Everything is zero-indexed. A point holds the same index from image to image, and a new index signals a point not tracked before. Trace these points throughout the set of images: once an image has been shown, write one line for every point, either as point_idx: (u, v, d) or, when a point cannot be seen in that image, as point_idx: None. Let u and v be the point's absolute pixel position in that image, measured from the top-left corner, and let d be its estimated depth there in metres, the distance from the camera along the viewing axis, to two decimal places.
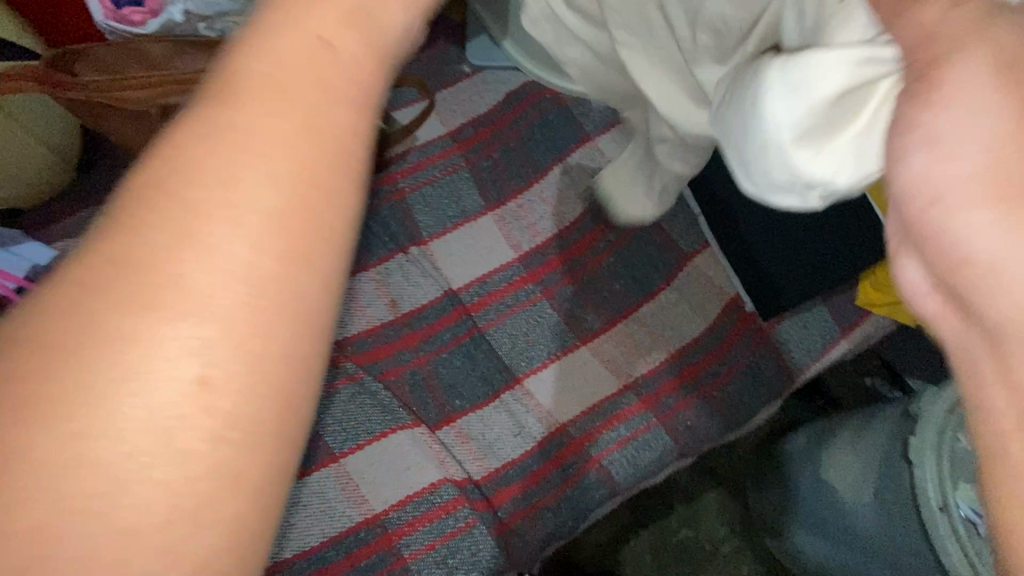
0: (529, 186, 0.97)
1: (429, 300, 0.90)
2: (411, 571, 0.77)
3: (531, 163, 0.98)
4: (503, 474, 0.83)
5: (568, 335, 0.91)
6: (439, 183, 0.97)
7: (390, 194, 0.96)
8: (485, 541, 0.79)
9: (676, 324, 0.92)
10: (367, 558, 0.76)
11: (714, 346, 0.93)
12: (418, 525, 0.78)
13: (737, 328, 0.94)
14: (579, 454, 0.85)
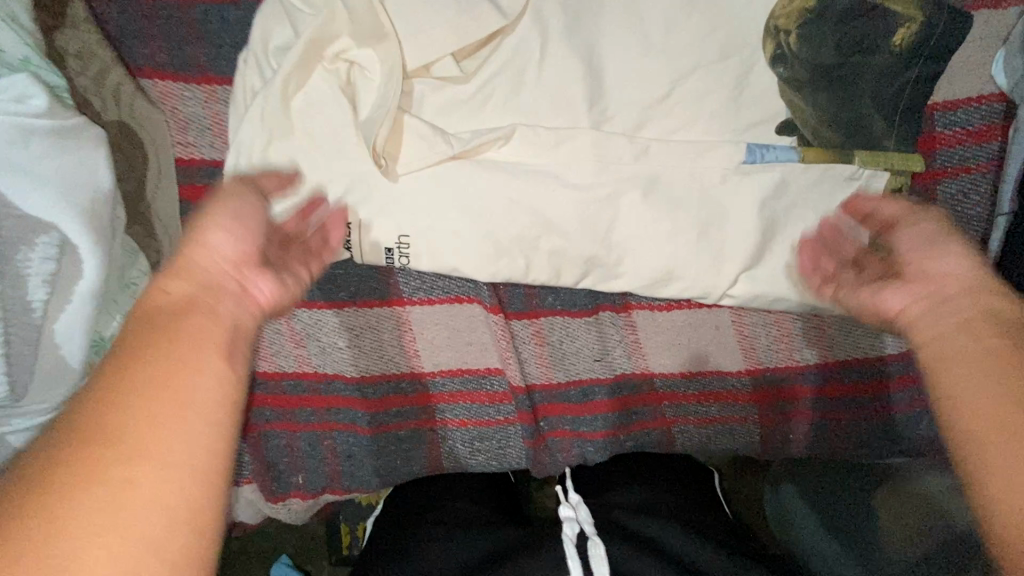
0: (771, 65, 0.61)
1: (570, 163, 0.62)
2: (436, 434, 0.73)
3: (814, 40, 0.60)
4: (562, 391, 0.74)
5: None
6: None
7: None
8: (517, 442, 0.75)
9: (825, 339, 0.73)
10: (399, 429, 0.73)
11: (877, 377, 0.74)
12: (459, 400, 0.73)
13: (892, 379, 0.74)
14: (652, 407, 0.75)
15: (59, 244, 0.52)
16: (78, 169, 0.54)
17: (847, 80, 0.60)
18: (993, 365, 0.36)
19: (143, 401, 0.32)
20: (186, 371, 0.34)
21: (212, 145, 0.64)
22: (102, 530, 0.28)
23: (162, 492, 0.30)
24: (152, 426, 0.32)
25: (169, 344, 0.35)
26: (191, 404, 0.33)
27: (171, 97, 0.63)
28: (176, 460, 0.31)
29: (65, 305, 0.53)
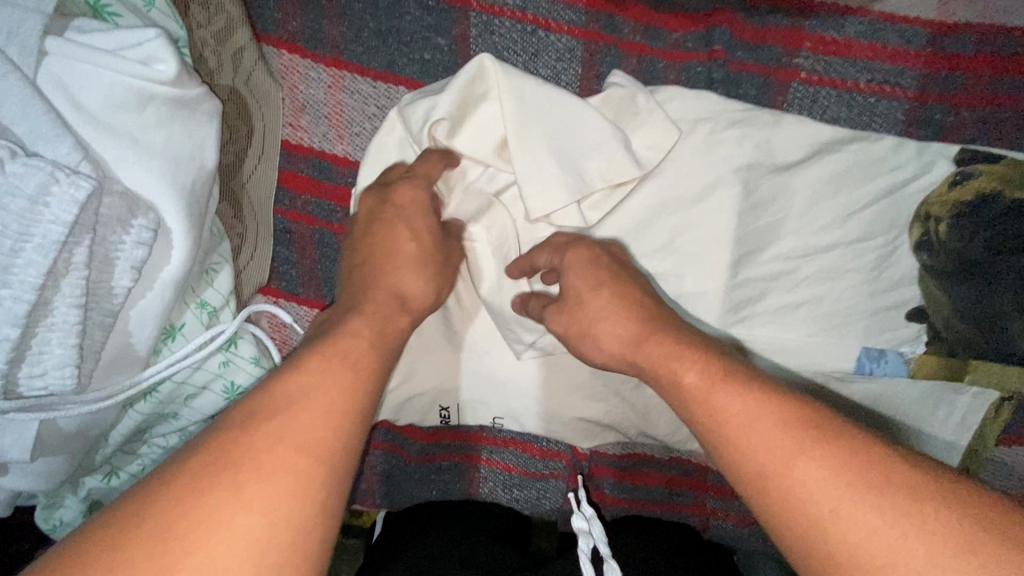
0: (914, 246, 0.58)
1: (694, 258, 0.59)
2: (478, 471, 0.72)
3: (969, 223, 0.56)
4: (615, 461, 0.72)
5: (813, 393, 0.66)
6: (849, 99, 0.56)
7: (776, 61, 0.56)
8: (555, 497, 0.73)
9: None
10: (444, 460, 0.70)
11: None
12: (510, 446, 0.70)
13: None
14: (696, 493, 0.74)
15: (154, 227, 0.45)
16: (185, 141, 0.47)
17: (993, 273, 0.57)
18: (817, 475, 0.35)
19: (323, 359, 0.39)
20: (328, 383, 0.37)
21: (325, 136, 0.57)
22: (240, 473, 0.31)
23: (320, 408, 0.35)
24: (294, 402, 0.35)
25: (341, 356, 0.39)
26: (338, 402, 0.36)
27: (293, 73, 0.56)
28: (309, 437, 0.34)
29: (145, 293, 0.48)
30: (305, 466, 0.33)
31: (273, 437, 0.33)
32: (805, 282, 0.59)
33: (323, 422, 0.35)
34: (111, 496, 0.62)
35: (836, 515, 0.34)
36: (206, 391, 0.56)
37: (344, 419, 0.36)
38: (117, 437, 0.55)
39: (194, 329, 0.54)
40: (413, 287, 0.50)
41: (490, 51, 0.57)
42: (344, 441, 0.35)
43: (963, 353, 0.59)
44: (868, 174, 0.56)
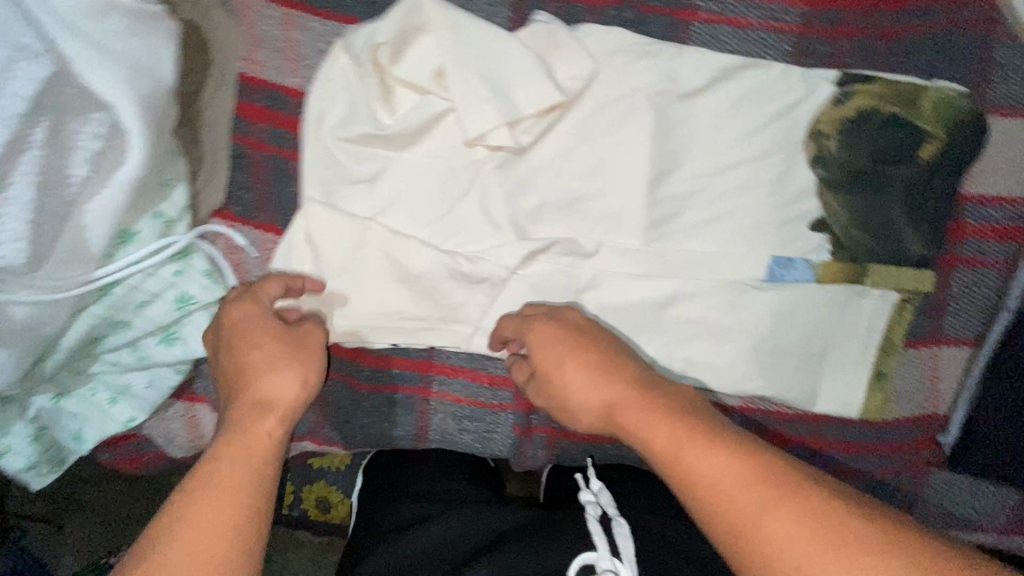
0: (810, 163, 0.65)
1: (615, 179, 0.66)
2: (428, 404, 0.73)
3: (854, 139, 0.64)
4: None
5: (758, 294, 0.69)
6: (744, 33, 0.64)
7: (677, 5, 0.64)
8: (504, 429, 0.75)
9: None
10: (395, 391, 0.72)
11: (886, 441, 0.72)
12: (459, 375, 0.73)
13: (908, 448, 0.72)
14: None
15: (111, 124, 0.52)
16: (147, 54, 0.52)
17: (878, 183, 0.64)
18: (746, 499, 0.40)
19: (224, 456, 0.45)
20: (232, 452, 0.45)
21: (278, 69, 0.63)
22: (176, 525, 0.40)
23: (223, 502, 0.42)
24: (224, 476, 0.44)
25: (257, 407, 0.49)
26: (244, 473, 0.44)
27: (250, 12, 0.62)
28: (223, 507, 0.42)
29: (100, 191, 0.51)
30: (220, 535, 0.41)
31: (186, 514, 0.41)
32: (717, 200, 0.66)
33: (236, 488, 0.43)
34: (59, 419, 0.63)
35: (745, 508, 0.40)
36: (157, 300, 0.59)
37: (254, 476, 0.45)
38: (68, 344, 0.58)
39: (147, 237, 0.58)
40: (279, 387, 0.50)
41: None
42: (246, 510, 0.43)
43: (862, 258, 0.66)
44: (763, 97, 0.64)
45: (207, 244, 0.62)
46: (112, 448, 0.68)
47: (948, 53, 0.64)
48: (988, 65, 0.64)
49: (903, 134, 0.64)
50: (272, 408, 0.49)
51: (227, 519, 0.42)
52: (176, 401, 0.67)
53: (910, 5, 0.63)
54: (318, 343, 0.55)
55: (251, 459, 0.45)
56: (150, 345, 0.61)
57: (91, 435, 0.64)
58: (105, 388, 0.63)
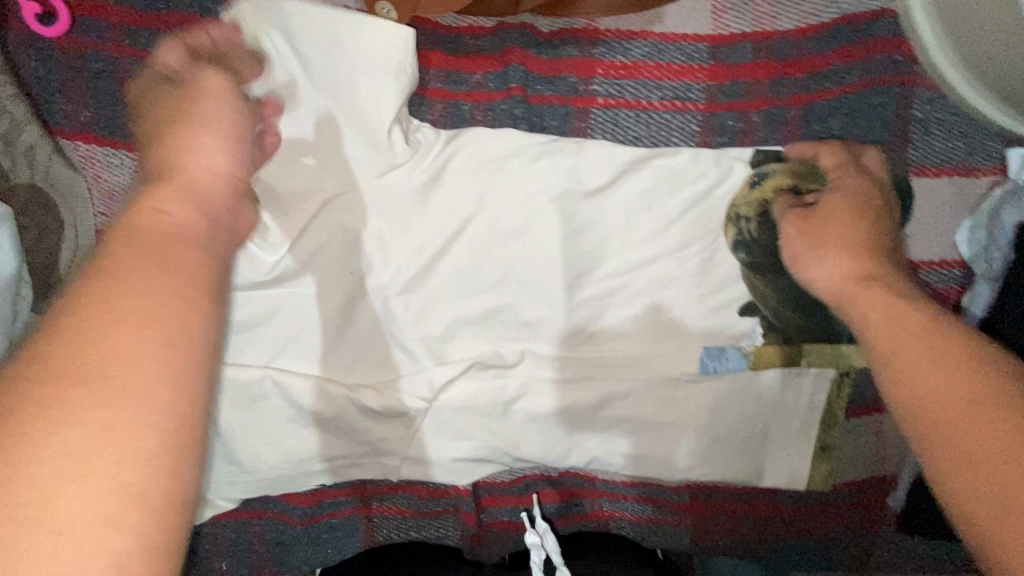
0: (731, 246, 0.61)
1: (534, 285, 0.61)
2: (371, 521, 0.72)
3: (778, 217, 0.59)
4: (504, 486, 0.74)
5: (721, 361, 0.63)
6: (648, 116, 0.59)
7: (571, 93, 0.59)
8: (453, 532, 0.74)
9: None
10: (333, 518, 0.70)
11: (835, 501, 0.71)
12: (398, 491, 0.71)
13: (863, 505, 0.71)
14: (592, 501, 0.76)
15: None
16: None
17: None
18: (921, 347, 0.41)
19: (131, 325, 0.29)
20: (161, 282, 0.31)
21: None
22: (95, 387, 0.27)
23: (123, 418, 0.27)
24: (131, 296, 0.30)
25: (163, 262, 0.33)
26: (169, 302, 0.31)
27: (93, 162, 0.55)
28: (147, 353, 0.29)
29: None
30: (157, 362, 0.29)
31: (100, 341, 0.28)
32: (639, 295, 0.62)
33: (165, 347, 0.29)
34: None
35: (927, 388, 0.38)
36: None
37: (188, 338, 0.31)
38: None
39: None
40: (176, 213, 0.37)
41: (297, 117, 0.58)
42: (178, 432, 0.28)
43: (794, 339, 0.63)
44: (670, 183, 0.59)
45: None
46: None
47: (867, 116, 0.59)
48: (909, 123, 0.60)
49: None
50: (167, 179, 0.39)
51: (137, 444, 0.27)
52: None
53: (818, 69, 0.59)
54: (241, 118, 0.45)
55: (166, 350, 0.30)
56: None
57: None
58: None
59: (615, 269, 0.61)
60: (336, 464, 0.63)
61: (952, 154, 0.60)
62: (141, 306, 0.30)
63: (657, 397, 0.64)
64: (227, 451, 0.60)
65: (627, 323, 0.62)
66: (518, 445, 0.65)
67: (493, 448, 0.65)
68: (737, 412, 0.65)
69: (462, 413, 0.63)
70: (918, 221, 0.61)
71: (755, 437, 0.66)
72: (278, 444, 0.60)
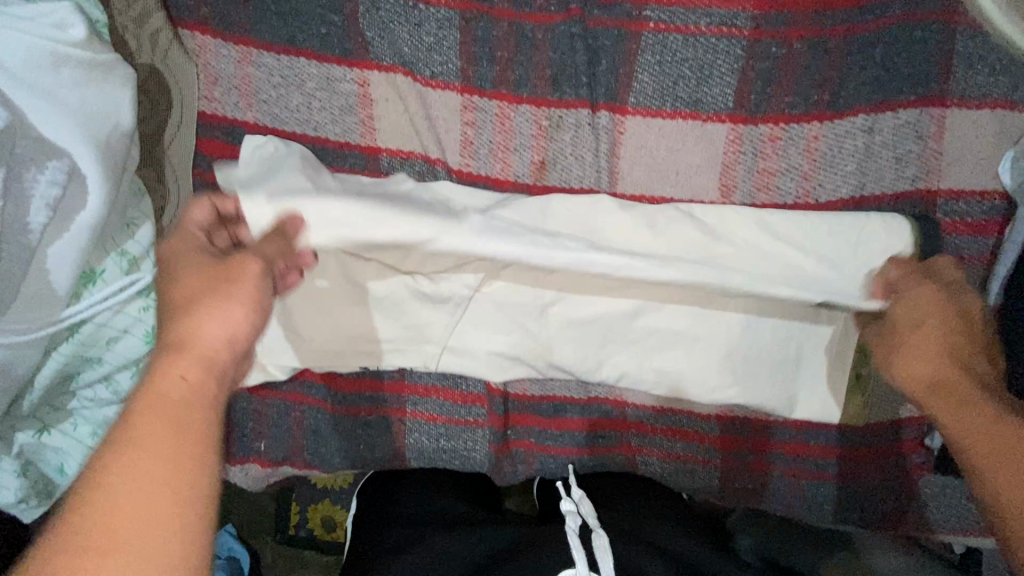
0: (766, 165, 0.65)
1: (580, 189, 0.67)
2: (404, 425, 0.72)
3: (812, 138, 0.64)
4: (536, 404, 0.74)
5: None
6: (696, 41, 0.64)
7: (626, 18, 0.64)
8: (482, 446, 0.73)
9: None
10: (369, 414, 0.72)
11: (864, 444, 0.72)
12: (433, 394, 0.72)
13: (894, 447, 0.72)
14: (622, 434, 0.75)
15: (67, 171, 0.53)
16: (101, 100, 0.54)
17: (832, 181, 0.65)
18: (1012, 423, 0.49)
19: (134, 439, 0.36)
20: (176, 399, 0.39)
21: (235, 105, 0.64)
22: (130, 519, 0.34)
23: (153, 528, 0.34)
24: (132, 438, 0.36)
25: (166, 391, 0.39)
26: (188, 425, 0.38)
27: (206, 53, 0.64)
28: (162, 479, 0.35)
29: (63, 232, 0.54)
30: (176, 471, 0.36)
31: (107, 500, 0.34)
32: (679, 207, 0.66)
33: (166, 468, 0.36)
34: (42, 453, 0.65)
35: None
36: (127, 336, 0.60)
37: (199, 449, 0.37)
38: (40, 384, 0.59)
39: (112, 276, 0.59)
40: (230, 315, 0.45)
41: (378, 23, 0.64)
42: (191, 533, 0.35)
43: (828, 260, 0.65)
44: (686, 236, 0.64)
45: None
46: None
47: (909, 51, 0.62)
48: (952, 56, 0.62)
49: (860, 138, 0.64)
50: (187, 351, 0.42)
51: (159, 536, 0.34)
52: None
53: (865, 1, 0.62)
54: (256, 282, 0.48)
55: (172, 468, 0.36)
56: (123, 380, 0.62)
57: (73, 469, 0.66)
58: (87, 423, 0.65)
59: (656, 183, 0.66)
60: (384, 346, 0.67)
61: (995, 87, 0.62)
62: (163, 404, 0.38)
63: (687, 312, 0.67)
64: (288, 318, 0.65)
65: (665, 237, 0.66)
66: (553, 347, 0.68)
67: (529, 347, 0.68)
68: (768, 332, 0.67)
69: (505, 308, 0.67)
70: (954, 151, 0.63)
71: (786, 361, 0.67)
72: (335, 317, 0.66)
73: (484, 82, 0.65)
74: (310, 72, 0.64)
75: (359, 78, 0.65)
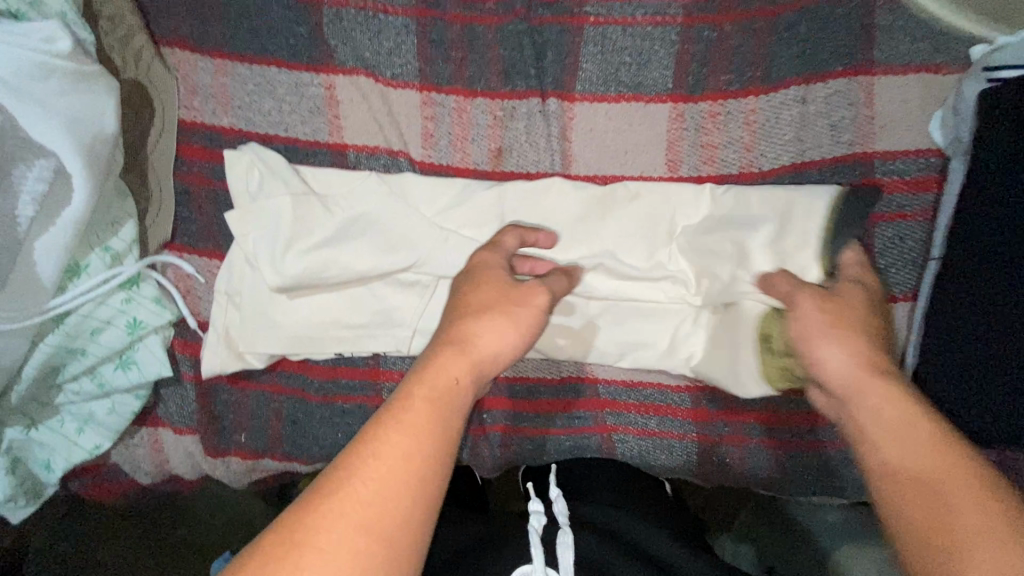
0: (709, 139, 0.69)
1: (538, 171, 0.71)
2: None
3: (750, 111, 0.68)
4: (509, 385, 0.76)
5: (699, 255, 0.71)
6: (634, 31, 0.69)
7: (569, 14, 0.69)
8: None
9: None
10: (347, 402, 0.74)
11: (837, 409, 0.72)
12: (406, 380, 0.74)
13: None
14: (594, 413, 0.76)
15: (52, 170, 0.58)
16: (86, 108, 0.60)
17: (772, 149, 0.69)
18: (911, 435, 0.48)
19: (405, 422, 0.45)
20: (430, 395, 0.47)
21: (213, 112, 0.70)
22: (373, 477, 0.42)
23: (389, 492, 0.42)
24: (409, 424, 0.45)
25: (446, 389, 0.48)
26: (437, 428, 0.46)
27: (186, 66, 0.70)
28: (402, 466, 0.43)
29: (49, 228, 0.58)
30: (424, 454, 0.44)
31: (375, 471, 0.42)
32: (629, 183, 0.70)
33: (424, 454, 0.44)
34: (29, 449, 0.67)
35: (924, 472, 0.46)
36: (111, 326, 0.64)
37: (436, 457, 0.45)
38: (28, 375, 0.62)
39: (96, 269, 0.63)
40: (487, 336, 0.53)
41: (342, 32, 0.70)
42: (422, 505, 0.43)
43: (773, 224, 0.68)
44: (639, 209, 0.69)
45: (157, 274, 0.67)
46: (85, 477, 0.73)
47: (832, 27, 0.66)
48: (874, 29, 0.67)
49: (794, 108, 0.68)
50: (467, 351, 0.52)
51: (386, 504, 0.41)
52: (139, 428, 0.71)
53: None
54: (534, 310, 0.56)
55: (421, 452, 0.44)
56: (108, 370, 0.66)
57: (60, 464, 0.68)
58: (72, 418, 0.68)
59: (607, 161, 0.70)
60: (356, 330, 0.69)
61: (917, 54, 0.67)
62: (431, 393, 0.47)
63: (645, 283, 0.70)
64: (262, 307, 0.68)
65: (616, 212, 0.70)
66: None
67: None
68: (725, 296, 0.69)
69: None
70: (885, 115, 0.67)
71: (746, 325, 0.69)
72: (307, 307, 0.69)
73: (442, 79, 0.71)
74: (281, 79, 0.70)
75: (326, 82, 0.70)
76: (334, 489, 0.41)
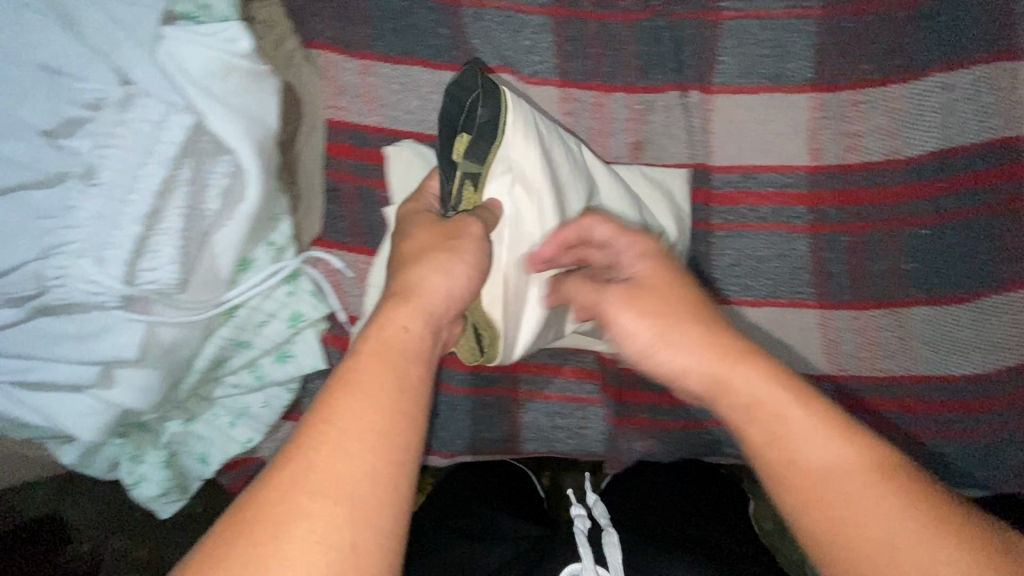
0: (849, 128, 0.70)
1: (678, 163, 0.72)
2: (520, 405, 0.75)
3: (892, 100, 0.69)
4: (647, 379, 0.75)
5: (840, 242, 0.71)
6: (771, 23, 0.70)
7: (706, 8, 0.70)
8: (598, 424, 0.75)
9: (942, 348, 0.70)
10: (487, 395, 0.75)
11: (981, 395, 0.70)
12: (545, 372, 0.74)
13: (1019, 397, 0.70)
14: None
15: (233, 167, 0.58)
16: (258, 106, 0.60)
17: (914, 136, 0.69)
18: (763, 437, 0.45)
19: (370, 389, 0.43)
20: (392, 366, 0.45)
21: (359, 111, 0.72)
22: (324, 445, 0.40)
23: (348, 463, 0.40)
24: (348, 394, 0.43)
25: (389, 359, 0.46)
26: (378, 398, 0.43)
27: (332, 67, 0.71)
28: (362, 439, 0.41)
29: (225, 224, 0.59)
30: (385, 425, 0.42)
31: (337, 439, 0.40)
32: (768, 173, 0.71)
33: (375, 425, 0.42)
34: (187, 442, 0.69)
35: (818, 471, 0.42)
36: (275, 319, 0.66)
37: (397, 431, 0.42)
38: (199, 367, 0.64)
39: (263, 262, 0.66)
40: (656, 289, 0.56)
41: (483, 31, 0.71)
42: (375, 485, 0.40)
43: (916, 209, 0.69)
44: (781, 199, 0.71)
45: (312, 268, 0.69)
46: (232, 472, 0.74)
47: (974, 13, 0.66)
48: None
49: (940, 94, 0.68)
50: (413, 300, 0.51)
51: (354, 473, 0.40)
52: (286, 422, 0.72)
53: None
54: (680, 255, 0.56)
55: (374, 419, 0.42)
56: (267, 363, 0.67)
57: (216, 457, 0.69)
58: (227, 412, 0.69)
59: (748, 150, 0.71)
60: None
61: None
62: (374, 363, 0.45)
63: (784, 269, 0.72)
64: None
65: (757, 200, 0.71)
66: None
67: None
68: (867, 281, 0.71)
69: None
70: None
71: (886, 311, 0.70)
72: None
73: (581, 75, 0.72)
74: (425, 78, 0.71)
75: None
76: (309, 453, 0.40)
